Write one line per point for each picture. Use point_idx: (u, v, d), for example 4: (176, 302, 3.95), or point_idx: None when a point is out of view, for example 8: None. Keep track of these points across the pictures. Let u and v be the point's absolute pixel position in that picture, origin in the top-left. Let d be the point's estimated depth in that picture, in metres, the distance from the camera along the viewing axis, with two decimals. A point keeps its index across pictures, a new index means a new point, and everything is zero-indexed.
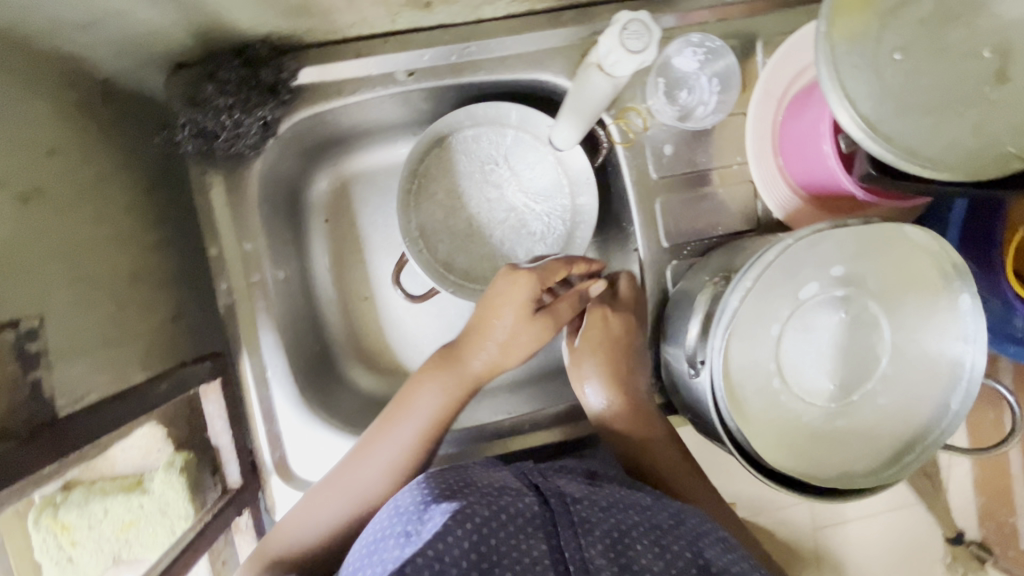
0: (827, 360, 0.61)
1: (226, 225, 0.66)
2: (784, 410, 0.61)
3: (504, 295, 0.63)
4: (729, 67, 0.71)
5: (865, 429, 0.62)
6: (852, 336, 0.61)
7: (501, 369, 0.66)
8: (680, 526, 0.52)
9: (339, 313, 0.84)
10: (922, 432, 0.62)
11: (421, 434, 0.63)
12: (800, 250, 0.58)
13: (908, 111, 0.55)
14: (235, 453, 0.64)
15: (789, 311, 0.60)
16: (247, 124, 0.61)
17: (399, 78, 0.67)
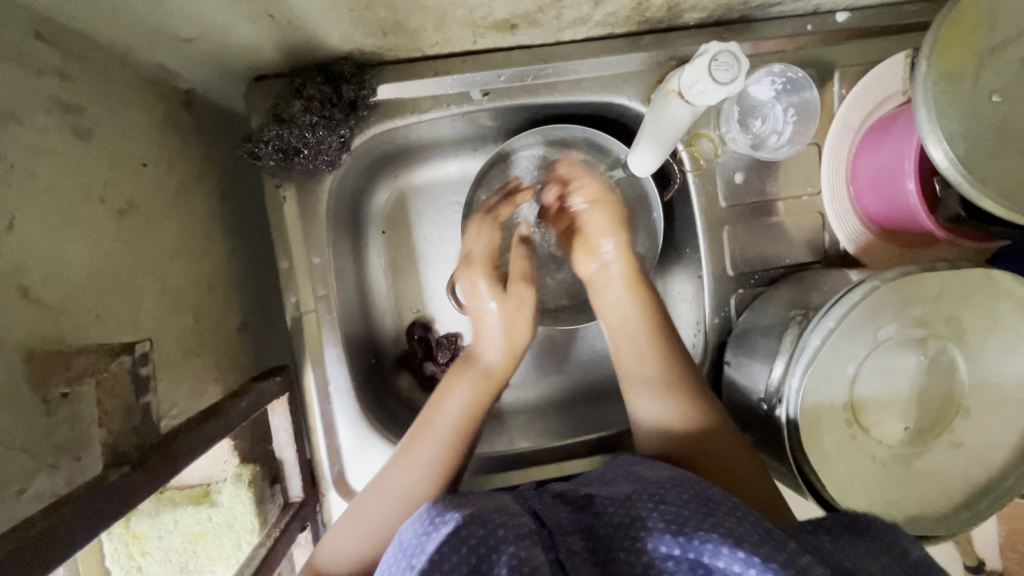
0: (906, 403, 0.60)
1: (297, 238, 0.66)
2: (862, 451, 0.60)
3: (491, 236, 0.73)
4: (806, 99, 0.70)
5: (941, 474, 0.61)
6: (931, 377, 0.60)
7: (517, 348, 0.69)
8: (658, 504, 0.44)
9: (391, 324, 0.85)
10: (997, 478, 0.61)
11: (454, 429, 0.62)
12: (885, 290, 0.57)
13: (1003, 154, 0.54)
14: (298, 467, 0.63)
15: (868, 352, 0.58)
16: (326, 139, 0.61)
17: (473, 97, 0.67)
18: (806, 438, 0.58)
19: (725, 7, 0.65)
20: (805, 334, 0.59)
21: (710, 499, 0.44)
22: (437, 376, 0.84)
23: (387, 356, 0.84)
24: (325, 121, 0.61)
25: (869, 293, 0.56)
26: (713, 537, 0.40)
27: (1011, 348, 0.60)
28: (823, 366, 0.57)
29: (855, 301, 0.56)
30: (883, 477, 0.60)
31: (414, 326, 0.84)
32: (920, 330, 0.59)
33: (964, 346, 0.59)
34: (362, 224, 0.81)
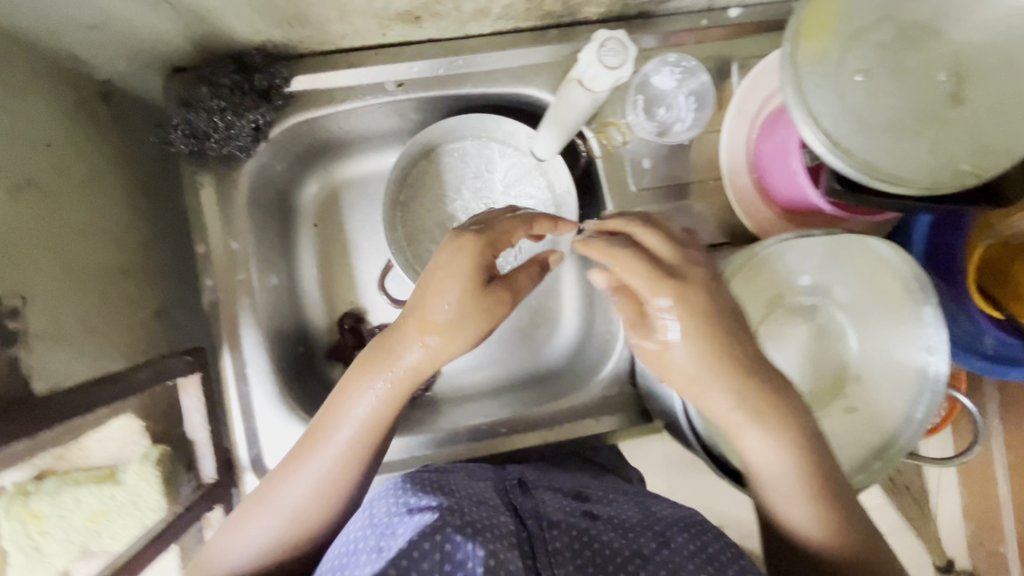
0: (795, 369, 0.63)
1: (215, 223, 0.68)
2: None
3: (449, 321, 0.55)
4: (704, 87, 0.74)
5: (834, 437, 0.63)
6: (821, 342, 0.64)
7: (444, 360, 0.57)
8: (664, 547, 0.55)
9: (325, 316, 0.86)
10: (889, 441, 0.61)
11: (352, 444, 0.56)
12: (766, 257, 0.60)
13: (868, 130, 0.57)
14: (211, 448, 0.65)
15: (758, 319, 0.62)
16: (238, 126, 0.64)
17: (388, 88, 0.70)
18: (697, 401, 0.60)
19: (620, 3, 0.70)
20: None
21: (715, 556, 0.54)
22: None
23: (319, 346, 0.86)
24: (234, 106, 0.63)
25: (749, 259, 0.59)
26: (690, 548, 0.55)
27: (900, 314, 0.61)
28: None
29: (739, 266, 0.59)
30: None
31: (346, 317, 0.86)
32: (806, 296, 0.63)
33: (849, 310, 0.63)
34: (291, 217, 0.83)
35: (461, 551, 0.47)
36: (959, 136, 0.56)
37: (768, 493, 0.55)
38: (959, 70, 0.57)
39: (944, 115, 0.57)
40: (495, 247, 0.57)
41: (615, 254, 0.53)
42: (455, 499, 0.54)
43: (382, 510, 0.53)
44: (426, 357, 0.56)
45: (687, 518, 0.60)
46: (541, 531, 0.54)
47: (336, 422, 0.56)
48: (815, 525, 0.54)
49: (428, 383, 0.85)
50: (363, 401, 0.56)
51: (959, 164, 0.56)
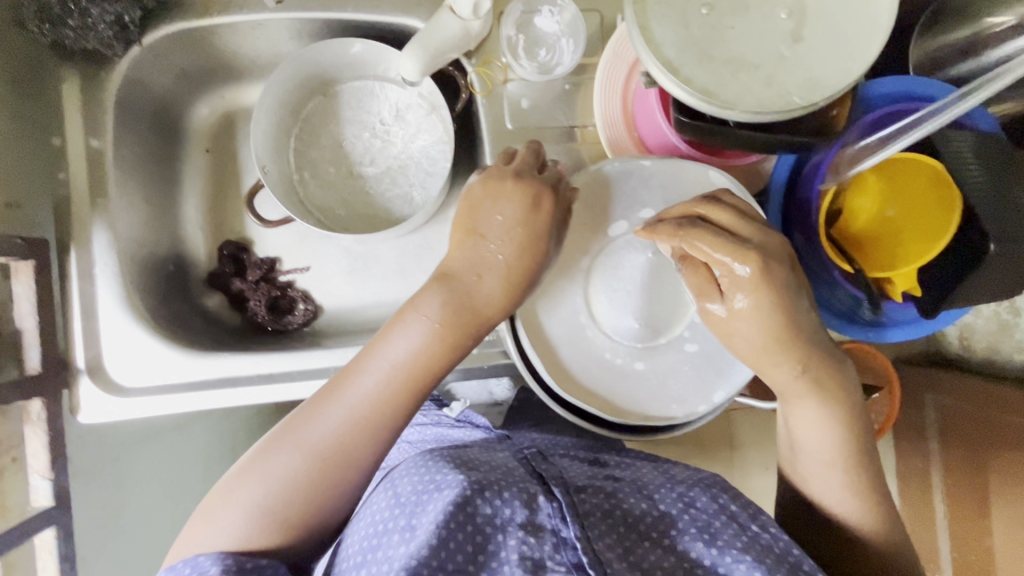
0: (634, 300, 0.62)
1: (76, 118, 0.68)
2: (586, 343, 0.63)
3: (506, 262, 0.58)
4: (575, 17, 0.74)
5: (667, 370, 0.63)
6: (662, 276, 0.62)
7: (507, 304, 0.59)
8: (688, 508, 0.58)
9: (210, 244, 0.84)
10: (723, 373, 0.62)
11: (398, 379, 0.56)
12: (608, 183, 0.63)
13: (707, 60, 0.58)
14: (37, 339, 0.63)
15: (600, 248, 0.63)
16: (95, 15, 0.63)
17: (267, 5, 0.70)
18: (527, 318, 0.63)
19: None
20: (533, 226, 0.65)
21: (733, 511, 0.58)
22: (243, 293, 0.82)
23: (196, 274, 0.83)
24: None
25: (592, 183, 0.63)
26: (707, 499, 0.59)
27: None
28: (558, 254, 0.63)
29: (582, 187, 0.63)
30: (613, 369, 0.63)
31: (227, 244, 0.83)
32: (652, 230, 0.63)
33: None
34: (179, 138, 0.82)
35: (493, 542, 0.52)
36: (793, 72, 0.57)
37: (807, 471, 0.59)
38: (798, 9, 0.58)
39: (781, 49, 0.58)
40: (540, 200, 0.58)
41: (714, 247, 0.54)
42: (485, 475, 0.58)
43: (406, 490, 0.57)
44: (490, 297, 0.58)
45: (709, 480, 0.62)
46: (572, 494, 0.58)
47: (377, 363, 0.57)
48: (861, 506, 0.58)
49: (307, 317, 0.83)
50: (410, 342, 0.57)
51: (790, 96, 0.57)
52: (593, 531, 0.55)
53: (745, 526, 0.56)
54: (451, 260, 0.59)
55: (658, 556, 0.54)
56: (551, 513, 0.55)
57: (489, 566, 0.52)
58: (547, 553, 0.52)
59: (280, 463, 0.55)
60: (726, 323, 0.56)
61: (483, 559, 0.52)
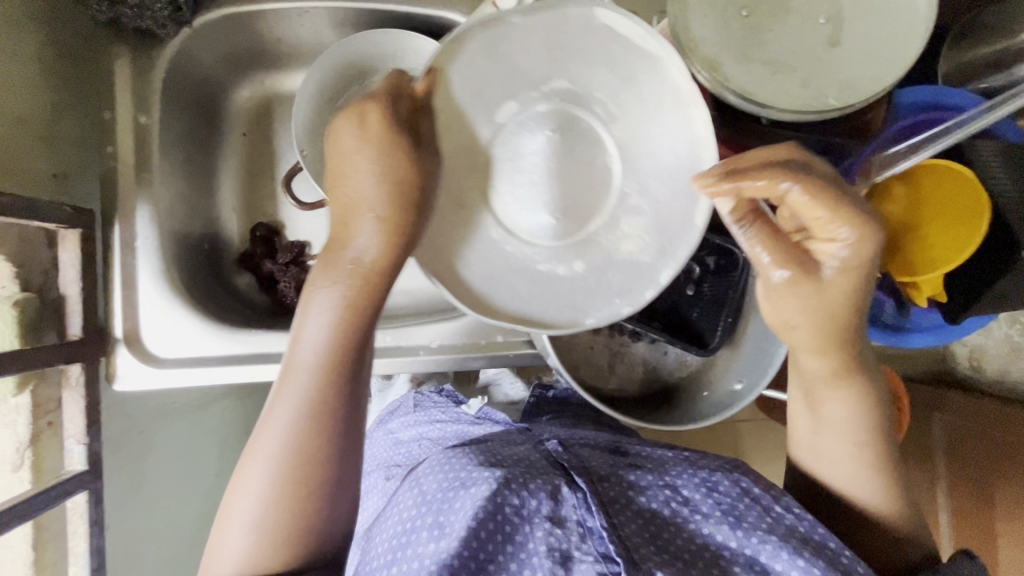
0: (548, 192, 0.60)
1: (127, 96, 0.70)
2: (512, 257, 0.61)
3: (372, 192, 0.51)
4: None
5: (604, 257, 0.62)
6: (568, 154, 0.60)
7: (399, 233, 0.51)
8: (712, 495, 0.58)
9: (242, 225, 0.86)
10: (657, 245, 0.61)
11: (324, 355, 0.51)
12: (478, 57, 0.56)
13: (747, 61, 0.59)
14: (80, 306, 0.64)
15: (490, 130, 0.59)
16: None
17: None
18: (451, 261, 0.59)
19: None
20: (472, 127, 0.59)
21: (753, 493, 0.58)
22: (273, 275, 0.84)
23: (227, 255, 0.85)
24: None
25: (460, 62, 0.55)
26: (729, 482, 0.59)
27: (657, 90, 0.58)
28: (444, 138, 0.57)
29: (449, 70, 0.55)
30: (529, 274, 0.61)
31: (260, 226, 0.85)
32: (497, 91, 0.58)
33: (608, 112, 0.60)
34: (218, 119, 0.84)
35: (521, 533, 0.53)
36: (831, 74, 0.59)
37: (831, 462, 0.59)
38: (835, 14, 0.59)
39: (819, 53, 0.59)
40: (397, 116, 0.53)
41: (818, 201, 0.48)
42: (514, 469, 0.59)
43: (433, 488, 0.57)
44: (376, 240, 0.51)
45: (732, 465, 0.63)
46: (594, 482, 0.59)
47: (299, 358, 0.51)
48: (882, 491, 0.58)
49: None
50: (322, 320, 0.51)
51: (827, 98, 0.58)
52: (620, 523, 0.55)
53: (769, 504, 0.56)
54: (337, 232, 0.52)
55: (687, 549, 0.55)
56: (574, 505, 0.56)
57: (518, 558, 0.53)
58: (574, 544, 0.53)
59: (249, 495, 0.49)
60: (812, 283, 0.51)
61: (511, 550, 0.53)
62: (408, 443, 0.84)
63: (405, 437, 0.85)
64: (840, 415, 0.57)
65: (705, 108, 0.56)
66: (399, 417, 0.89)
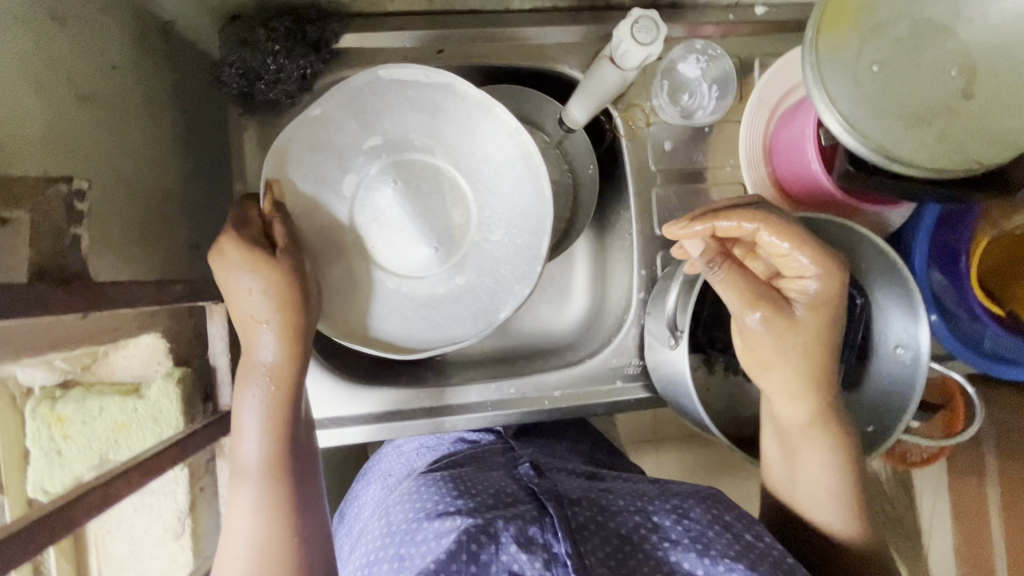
0: (418, 234, 0.68)
1: None
2: (407, 300, 0.72)
3: (236, 294, 0.56)
4: (726, 72, 0.79)
5: (490, 261, 0.73)
6: (421, 195, 0.68)
7: (282, 329, 0.57)
8: (680, 519, 0.60)
9: None
10: (539, 234, 0.71)
11: (265, 445, 0.56)
12: (307, 154, 0.66)
13: (882, 116, 0.61)
14: (229, 377, 0.65)
15: (348, 208, 0.69)
16: (287, 68, 0.66)
17: (429, 53, 0.73)
18: (363, 317, 0.71)
19: None
20: (370, 198, 0.68)
21: (727, 521, 0.60)
22: None
23: None
24: (287, 51, 0.66)
25: (294, 167, 0.65)
26: (704, 516, 0.60)
27: (461, 111, 0.69)
28: (302, 224, 0.67)
29: (287, 176, 0.65)
30: (431, 307, 0.72)
31: None
32: (336, 172, 0.68)
33: (434, 145, 0.70)
34: None
35: (488, 552, 0.53)
36: (968, 127, 0.60)
37: (805, 477, 0.64)
38: (969, 67, 0.60)
39: (953, 105, 0.61)
40: (244, 219, 0.60)
41: (785, 247, 0.57)
42: (484, 501, 0.63)
43: (400, 519, 0.63)
44: (272, 336, 0.56)
45: (700, 491, 0.65)
46: (565, 508, 0.60)
47: (245, 461, 0.56)
48: (841, 512, 0.63)
49: None
50: (252, 432, 0.55)
51: (967, 152, 0.59)
52: (587, 549, 0.56)
53: (737, 533, 0.59)
54: (247, 353, 0.58)
55: None
56: (545, 531, 0.57)
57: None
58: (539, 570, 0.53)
59: None
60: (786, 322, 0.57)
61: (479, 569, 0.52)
62: (409, 454, 0.84)
63: (408, 448, 0.85)
64: (809, 454, 0.62)
65: (503, 105, 0.67)
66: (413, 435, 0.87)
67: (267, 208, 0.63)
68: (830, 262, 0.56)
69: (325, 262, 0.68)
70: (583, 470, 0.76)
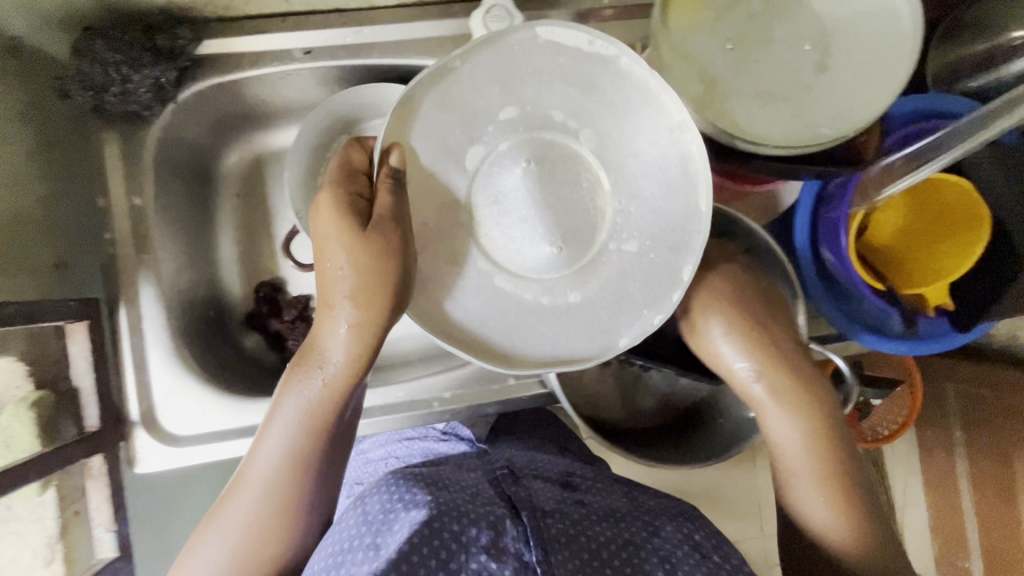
0: (536, 223, 0.61)
1: (118, 179, 0.70)
2: (508, 294, 0.63)
3: (332, 275, 0.56)
4: None
5: (616, 272, 0.63)
6: (553, 180, 0.61)
7: (362, 325, 0.56)
8: (651, 536, 0.63)
9: (242, 291, 0.86)
10: (688, 237, 0.61)
11: (303, 438, 0.57)
12: (433, 113, 0.60)
13: (735, 95, 0.60)
14: (95, 396, 0.65)
15: (467, 180, 0.62)
16: (136, 80, 0.65)
17: (296, 55, 0.72)
18: (441, 299, 0.62)
19: None
20: (500, 174, 0.62)
21: (700, 543, 0.63)
22: (282, 333, 0.84)
23: (234, 314, 0.85)
24: (131, 61, 0.64)
25: (416, 129, 0.60)
26: (674, 540, 0.63)
27: (638, 92, 0.60)
28: (419, 205, 0.61)
29: (407, 138, 0.60)
30: (540, 315, 0.63)
31: (263, 286, 0.85)
32: (462, 136, 0.61)
33: (579, 128, 0.62)
34: (213, 186, 0.84)
35: (458, 559, 0.52)
36: (821, 102, 0.58)
37: (779, 454, 0.62)
38: (822, 40, 0.59)
39: (807, 81, 0.59)
40: (345, 188, 0.60)
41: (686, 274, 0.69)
42: (455, 497, 0.59)
43: (375, 508, 0.56)
44: (347, 331, 0.56)
45: (675, 510, 0.69)
46: (539, 520, 0.59)
47: (274, 437, 0.58)
48: (830, 506, 0.59)
49: None
50: (281, 428, 0.57)
51: (819, 128, 0.58)
52: (555, 560, 0.55)
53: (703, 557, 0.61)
54: (316, 335, 0.58)
55: None
56: (515, 537, 0.56)
57: None
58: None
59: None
60: (693, 325, 0.67)
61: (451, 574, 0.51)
62: (375, 462, 0.81)
63: (374, 456, 0.83)
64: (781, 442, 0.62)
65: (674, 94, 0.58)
66: (371, 437, 0.87)
67: (383, 177, 0.58)
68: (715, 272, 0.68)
69: (423, 252, 0.62)
70: (574, 478, 0.72)
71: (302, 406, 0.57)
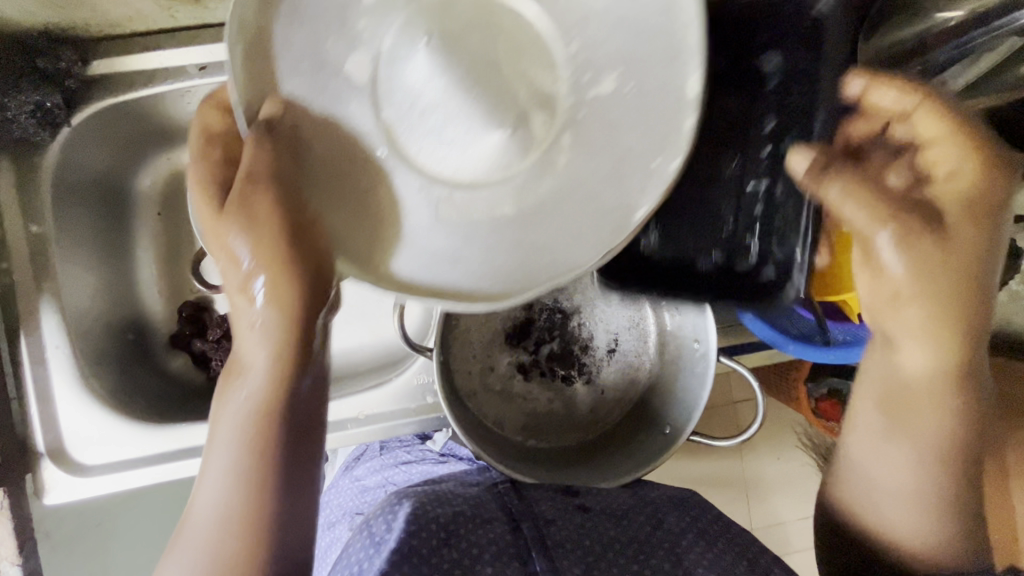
0: (478, 108, 0.45)
1: (12, 207, 0.68)
2: (488, 215, 0.48)
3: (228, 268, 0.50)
4: None
5: (603, 135, 0.47)
6: (469, 48, 0.45)
7: (276, 306, 0.49)
8: (657, 530, 0.62)
9: (167, 313, 0.84)
10: (676, 37, 0.44)
11: (242, 450, 0.49)
12: (289, 23, 0.44)
13: None
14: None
15: (370, 92, 0.46)
16: (12, 107, 0.63)
17: (190, 72, 0.69)
18: (389, 248, 0.47)
19: None
20: (408, 71, 0.46)
21: (706, 530, 0.63)
22: (207, 353, 0.81)
23: (158, 336, 0.83)
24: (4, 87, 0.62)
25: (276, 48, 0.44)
26: (685, 532, 0.62)
27: None
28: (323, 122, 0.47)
29: (275, 72, 0.45)
30: (520, 225, 0.48)
31: (186, 305, 0.82)
32: (339, 47, 0.46)
33: None
34: (128, 208, 0.81)
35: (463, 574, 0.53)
36: None
37: (870, 434, 0.57)
38: None
39: None
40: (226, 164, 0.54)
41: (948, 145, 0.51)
42: (451, 513, 0.59)
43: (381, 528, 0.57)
44: (263, 322, 0.50)
45: (672, 497, 0.68)
46: (543, 528, 0.60)
47: (217, 452, 0.50)
48: (915, 508, 0.54)
49: None
50: (225, 440, 0.49)
51: None
52: (561, 565, 0.56)
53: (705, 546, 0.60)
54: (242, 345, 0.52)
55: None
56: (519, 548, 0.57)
57: None
58: None
59: None
60: (880, 236, 0.53)
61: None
62: (373, 491, 0.80)
63: (369, 484, 0.82)
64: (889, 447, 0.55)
65: None
66: (365, 462, 0.87)
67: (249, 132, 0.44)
68: (986, 152, 0.50)
69: (347, 186, 0.47)
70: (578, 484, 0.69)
71: (238, 417, 0.50)
